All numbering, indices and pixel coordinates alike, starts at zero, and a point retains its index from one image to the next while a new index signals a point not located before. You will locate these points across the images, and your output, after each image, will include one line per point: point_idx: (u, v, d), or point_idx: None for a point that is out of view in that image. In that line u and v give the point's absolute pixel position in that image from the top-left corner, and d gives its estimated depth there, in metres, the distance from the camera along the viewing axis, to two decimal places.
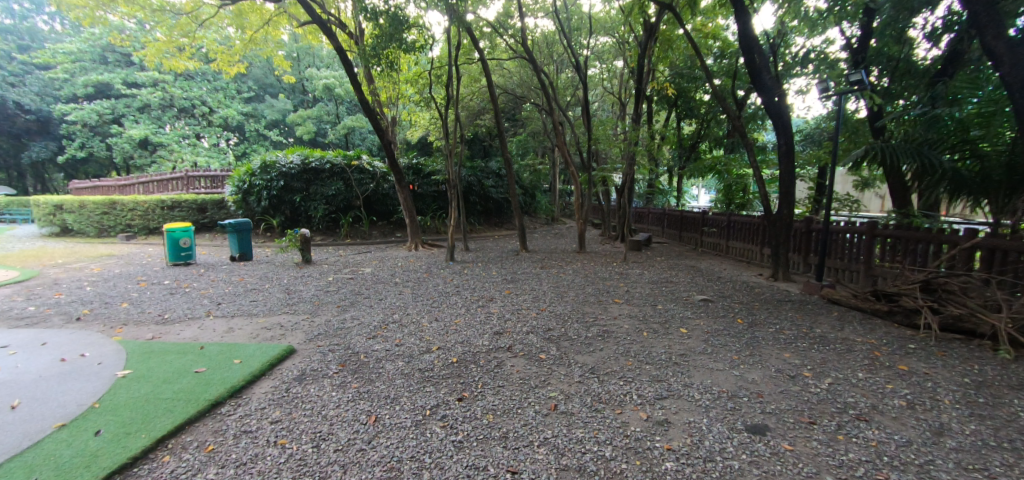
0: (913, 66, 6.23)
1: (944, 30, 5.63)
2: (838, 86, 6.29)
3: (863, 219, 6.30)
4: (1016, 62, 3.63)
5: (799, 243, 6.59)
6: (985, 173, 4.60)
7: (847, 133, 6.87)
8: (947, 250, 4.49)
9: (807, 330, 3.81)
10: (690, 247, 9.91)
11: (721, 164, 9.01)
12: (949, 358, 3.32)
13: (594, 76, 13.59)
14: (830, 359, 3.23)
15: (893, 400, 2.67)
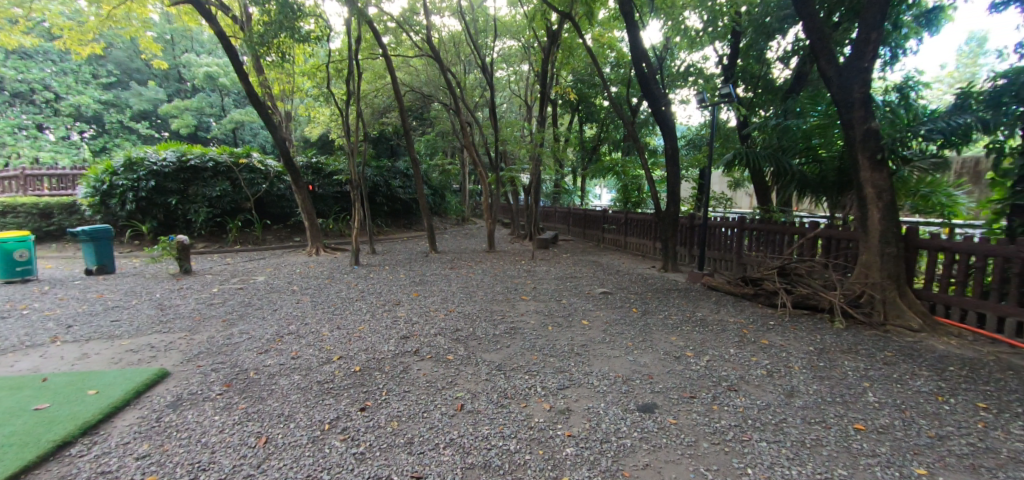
0: (771, 84, 7.22)
1: (794, 54, 6.62)
2: (713, 98, 7.11)
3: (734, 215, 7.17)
4: (841, 83, 4.38)
5: (684, 237, 7.33)
6: (822, 175, 5.48)
7: (721, 139, 7.78)
8: (797, 240, 5.28)
9: (691, 315, 4.25)
10: (594, 243, 10.52)
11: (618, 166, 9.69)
12: (798, 331, 3.92)
13: (501, 78, 13.81)
14: (708, 339, 3.62)
15: (756, 370, 3.07)
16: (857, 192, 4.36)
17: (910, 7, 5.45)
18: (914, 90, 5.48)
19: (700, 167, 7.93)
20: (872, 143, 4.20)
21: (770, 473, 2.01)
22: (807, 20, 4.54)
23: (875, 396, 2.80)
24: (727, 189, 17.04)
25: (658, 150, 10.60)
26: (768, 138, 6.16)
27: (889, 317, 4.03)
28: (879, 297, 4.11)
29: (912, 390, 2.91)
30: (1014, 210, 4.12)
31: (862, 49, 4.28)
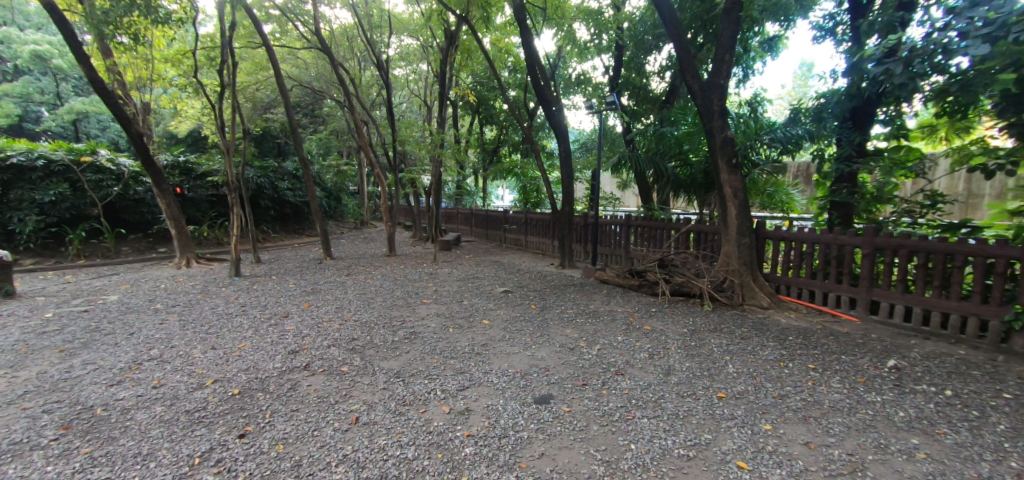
0: (649, 94, 7.95)
1: (667, 69, 7.39)
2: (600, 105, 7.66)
3: (622, 213, 7.82)
4: (703, 95, 5.00)
5: (579, 235, 7.79)
6: (692, 176, 6.19)
7: (609, 143, 8.42)
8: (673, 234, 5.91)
9: (584, 307, 4.53)
10: (496, 243, 10.72)
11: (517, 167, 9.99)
12: (675, 315, 4.40)
13: (399, 76, 13.42)
14: (599, 329, 3.90)
15: (640, 354, 3.39)
16: (719, 191, 5.01)
17: (755, 34, 6.39)
18: (760, 105, 6.44)
19: (592, 169, 8.50)
20: (729, 148, 4.85)
21: (650, 446, 2.29)
22: (676, 38, 5.11)
23: (734, 368, 3.27)
24: (616, 189, 18.50)
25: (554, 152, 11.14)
26: (648, 143, 6.79)
27: (745, 298, 4.71)
28: (738, 282, 4.77)
29: (761, 359, 3.44)
30: (834, 205, 5.09)
31: (719, 68, 4.93)
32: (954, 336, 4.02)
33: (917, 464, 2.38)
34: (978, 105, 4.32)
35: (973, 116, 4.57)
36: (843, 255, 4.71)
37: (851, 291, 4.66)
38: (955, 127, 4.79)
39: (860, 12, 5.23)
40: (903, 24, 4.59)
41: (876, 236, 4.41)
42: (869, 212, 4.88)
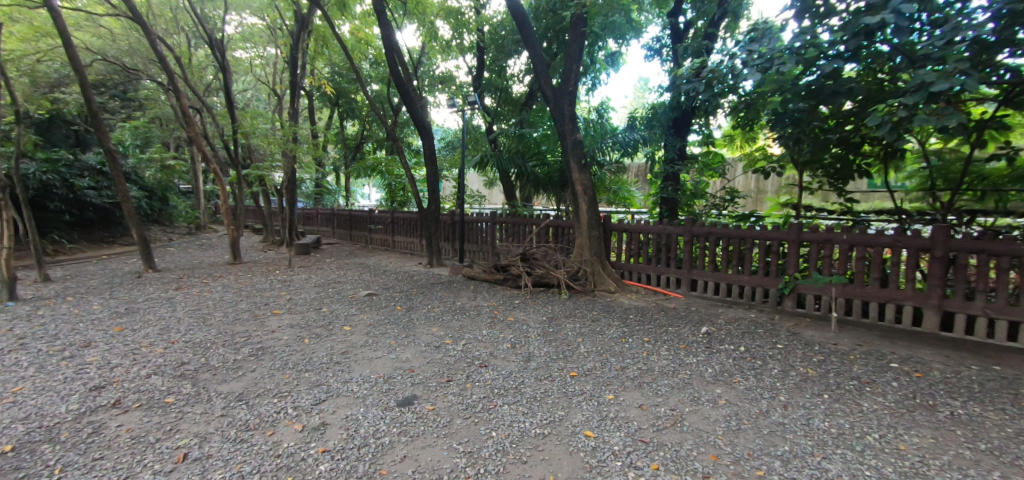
0: (510, 96, 8.21)
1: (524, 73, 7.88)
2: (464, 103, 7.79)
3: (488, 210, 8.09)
4: (556, 100, 5.45)
5: (447, 233, 7.86)
6: (549, 175, 6.70)
7: (472, 141, 8.53)
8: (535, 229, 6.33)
9: (451, 304, 4.61)
10: (362, 245, 10.23)
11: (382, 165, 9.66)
12: (536, 304, 4.74)
13: (240, 59, 11.86)
14: (465, 324, 4.00)
15: (503, 344, 3.59)
16: (572, 188, 5.51)
17: (599, 48, 7.16)
18: (606, 112, 7.23)
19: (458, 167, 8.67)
20: (578, 150, 5.37)
21: (509, 430, 2.45)
22: (530, 46, 5.49)
23: (585, 348, 3.66)
24: (482, 187, 19.08)
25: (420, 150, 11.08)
26: (510, 143, 7.11)
27: (596, 285, 5.27)
28: (590, 271, 5.32)
29: (606, 338, 3.91)
30: (665, 202, 5.89)
31: (568, 77, 5.44)
32: (747, 303, 5.07)
33: (718, 409, 2.97)
34: (758, 120, 5.47)
35: (756, 129, 5.76)
36: (670, 242, 5.59)
37: (677, 273, 5.55)
38: (745, 137, 6.00)
39: (678, 38, 6.20)
40: (706, 51, 5.59)
41: (693, 225, 5.33)
42: (688, 206, 5.83)
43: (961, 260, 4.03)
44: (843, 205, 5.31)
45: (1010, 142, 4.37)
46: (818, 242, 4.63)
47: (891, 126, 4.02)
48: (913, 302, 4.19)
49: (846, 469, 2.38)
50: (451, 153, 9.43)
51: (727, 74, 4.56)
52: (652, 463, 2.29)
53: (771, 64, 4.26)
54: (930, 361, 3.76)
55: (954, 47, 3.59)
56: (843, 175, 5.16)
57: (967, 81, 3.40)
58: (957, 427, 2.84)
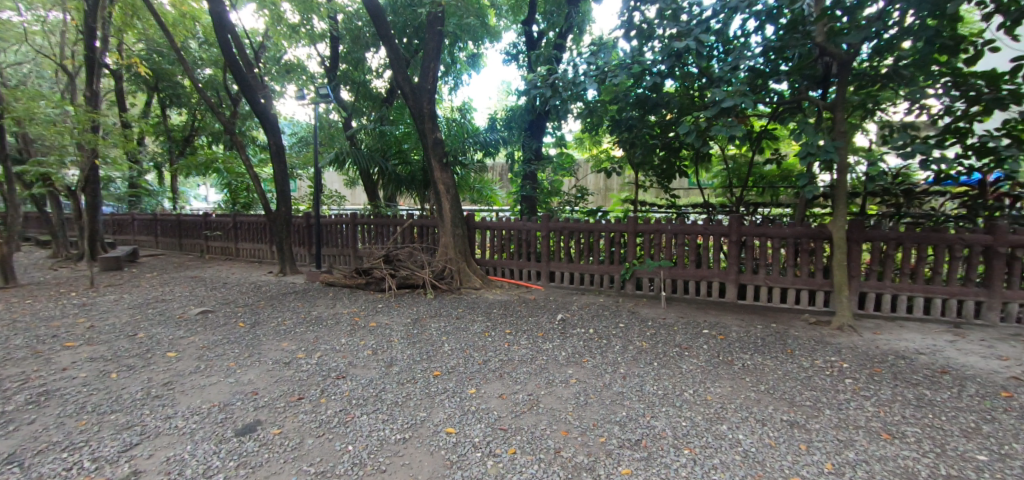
0: (369, 91, 7.99)
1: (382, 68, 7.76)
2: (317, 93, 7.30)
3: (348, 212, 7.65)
4: (415, 97, 5.50)
5: (301, 238, 7.47)
6: (412, 175, 6.78)
7: (326, 138, 7.86)
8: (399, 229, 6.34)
9: (304, 315, 4.35)
10: (195, 254, 8.93)
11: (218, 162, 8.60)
12: (401, 307, 4.72)
13: (6, 21, 9.27)
14: (321, 335, 3.83)
15: (364, 352, 3.54)
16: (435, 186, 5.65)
17: (459, 49, 7.29)
18: (468, 112, 7.38)
19: (310, 166, 8.36)
20: (439, 149, 5.47)
21: (367, 441, 2.39)
22: (387, 42, 5.45)
23: (448, 346, 3.78)
24: (343, 187, 18.20)
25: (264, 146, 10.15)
26: (371, 142, 6.84)
27: (462, 282, 5.45)
28: (456, 269, 5.49)
29: (470, 334, 4.08)
30: (526, 199, 6.30)
31: (426, 75, 5.51)
32: (597, 289, 5.69)
33: (569, 388, 3.29)
34: (602, 127, 6.16)
35: (601, 135, 6.45)
36: (530, 237, 5.97)
37: (537, 266, 5.97)
38: (591, 140, 6.67)
39: (532, 45, 6.63)
40: (555, 61, 6.08)
41: (549, 221, 5.79)
42: (546, 203, 6.28)
43: (748, 242, 5.09)
44: (669, 201, 6.22)
45: (777, 150, 5.59)
46: (650, 233, 5.41)
47: (697, 134, 4.86)
48: (719, 278, 5.15)
49: (667, 423, 2.85)
50: (304, 150, 8.67)
51: (572, 83, 5.02)
52: (509, 448, 2.45)
53: (606, 76, 4.82)
54: (731, 325, 4.66)
55: (736, 73, 4.50)
56: (667, 174, 6.05)
57: (745, 100, 4.28)
58: (745, 376, 3.61)
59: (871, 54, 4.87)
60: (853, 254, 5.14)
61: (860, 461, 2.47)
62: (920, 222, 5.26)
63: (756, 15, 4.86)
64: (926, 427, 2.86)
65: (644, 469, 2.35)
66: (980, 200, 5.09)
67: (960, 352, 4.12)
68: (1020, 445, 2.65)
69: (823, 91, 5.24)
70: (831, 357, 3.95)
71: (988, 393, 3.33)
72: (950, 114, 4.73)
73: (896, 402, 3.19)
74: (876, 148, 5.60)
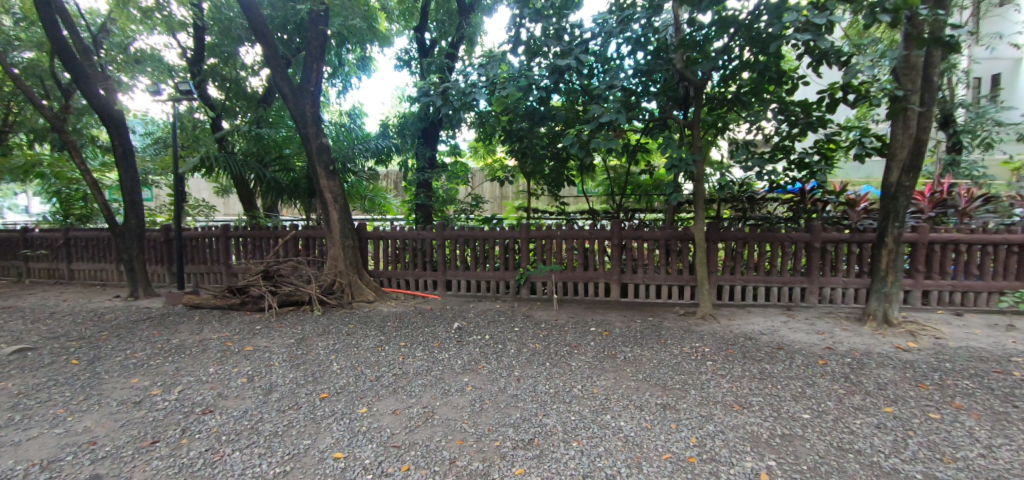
0: (242, 90, 7.31)
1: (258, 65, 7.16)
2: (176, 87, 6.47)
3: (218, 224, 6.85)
4: (296, 100, 5.21)
5: (158, 254, 6.65)
6: (295, 183, 6.37)
7: (189, 139, 7.02)
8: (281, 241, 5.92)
9: (160, 346, 3.88)
10: (9, 279, 7.32)
11: (41, 166, 7.18)
12: (282, 328, 4.40)
13: None
14: (182, 366, 3.47)
15: (236, 381, 3.25)
16: (320, 195, 5.39)
17: (347, 51, 7.00)
18: (358, 118, 7.15)
19: (169, 171, 7.42)
20: (325, 156, 5.29)
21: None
22: (262, 39, 5.05)
23: (337, 365, 3.62)
24: (213, 196, 16.59)
25: (107, 147, 8.72)
26: (246, 146, 6.25)
27: (353, 296, 5.26)
28: (346, 282, 5.29)
29: (361, 350, 3.95)
30: (420, 208, 6.32)
31: (308, 75, 5.28)
32: (493, 295, 5.84)
33: (465, 395, 3.34)
34: (494, 137, 6.37)
35: (494, 144, 6.66)
36: (426, 246, 5.94)
37: (433, 275, 5.96)
38: (485, 149, 6.83)
39: (424, 53, 6.61)
40: (448, 69, 6.12)
41: (444, 230, 5.82)
42: (441, 211, 6.30)
43: (628, 245, 5.59)
44: (559, 208, 6.63)
45: (650, 162, 6.24)
46: (541, 239, 5.70)
47: (580, 145, 5.23)
48: (603, 279, 5.61)
49: (557, 420, 3.03)
50: (161, 153, 7.54)
51: (464, 93, 5.08)
52: (402, 465, 2.41)
53: (496, 87, 4.99)
54: (614, 321, 5.10)
55: (612, 91, 4.93)
56: (556, 183, 6.41)
57: (619, 116, 4.71)
58: (626, 367, 3.98)
59: (719, 82, 5.63)
60: (712, 252, 5.96)
61: (717, 432, 2.88)
62: (760, 224, 6.27)
63: (628, 41, 5.38)
64: (766, 396, 3.42)
65: (536, 467, 2.47)
66: (802, 204, 6.22)
67: (790, 330, 4.99)
68: (831, 403, 3.31)
69: (684, 112, 5.97)
70: (696, 343, 4.52)
71: (810, 362, 4.09)
72: (778, 135, 5.70)
73: (743, 377, 3.77)
74: (726, 162, 6.54)
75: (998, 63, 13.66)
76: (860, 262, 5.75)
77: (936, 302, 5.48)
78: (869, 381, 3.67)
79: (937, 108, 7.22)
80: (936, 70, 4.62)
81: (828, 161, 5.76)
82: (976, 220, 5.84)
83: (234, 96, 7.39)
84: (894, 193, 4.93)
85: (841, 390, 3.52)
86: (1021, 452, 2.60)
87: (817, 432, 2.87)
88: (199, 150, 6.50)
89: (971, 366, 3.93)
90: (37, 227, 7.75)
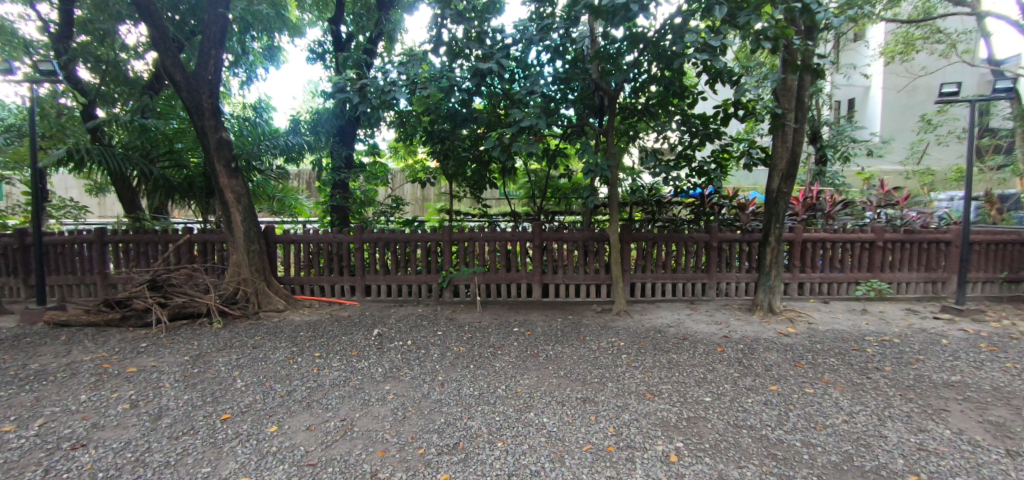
0: (122, 74, 6.42)
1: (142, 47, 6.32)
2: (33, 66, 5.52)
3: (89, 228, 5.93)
4: (190, 89, 4.69)
5: (9, 264, 5.62)
6: (189, 181, 5.74)
7: (51, 129, 6.02)
8: (172, 246, 5.30)
9: (12, 372, 3.29)
10: None
11: None
12: (174, 344, 3.94)
13: None
14: (44, 395, 2.96)
15: (117, 407, 2.85)
16: (220, 196, 4.91)
17: (252, 38, 6.45)
18: (265, 112, 6.61)
19: (26, 166, 6.31)
20: (225, 152, 4.83)
21: None
22: (146, 18, 4.48)
23: (242, 382, 3.33)
24: (83, 196, 14.51)
25: None
26: (126, 138, 5.48)
27: (260, 306, 4.86)
28: (251, 291, 4.87)
29: (269, 364, 3.67)
30: (336, 209, 5.99)
31: (205, 63, 4.78)
32: (416, 299, 5.73)
33: (386, 404, 3.23)
34: (415, 137, 6.23)
35: (415, 145, 6.51)
36: (343, 250, 5.66)
37: (351, 280, 5.69)
38: (405, 149, 6.67)
39: (340, 46, 6.29)
40: (366, 65, 5.89)
41: (362, 232, 5.59)
42: (359, 213, 6.04)
43: (549, 246, 5.78)
44: (481, 209, 6.68)
45: (569, 166, 6.48)
46: (465, 241, 5.69)
47: (502, 149, 5.29)
48: (526, 280, 5.75)
49: (483, 421, 3.06)
50: (14, 143, 6.39)
51: (383, 90, 4.91)
52: None
53: (417, 87, 4.89)
54: (537, 321, 5.24)
55: (532, 96, 5.06)
56: (479, 185, 6.42)
57: (539, 121, 4.84)
58: (548, 365, 4.11)
59: (630, 93, 6.01)
60: (625, 252, 6.35)
61: (632, 420, 3.09)
62: (667, 225, 6.80)
63: (547, 49, 5.55)
64: (674, 383, 3.73)
65: (461, 470, 2.47)
66: (701, 208, 6.84)
67: (694, 322, 5.50)
68: (727, 385, 3.70)
69: (600, 119, 6.21)
70: (613, 338, 4.80)
71: (710, 350, 4.54)
72: (682, 144, 6.22)
73: (653, 367, 4.08)
74: (637, 168, 7.01)
75: (853, 89, 16.19)
76: (749, 260, 6.48)
77: (808, 292, 6.35)
78: (758, 364, 4.15)
79: (808, 126, 8.34)
80: (806, 93, 5.34)
81: (723, 169, 6.41)
82: (837, 222, 6.86)
83: (111, 80, 6.44)
84: (776, 199, 5.63)
85: (735, 373, 3.95)
86: (871, 416, 3.12)
87: (716, 413, 3.20)
88: (65, 141, 5.58)
89: (836, 346, 4.62)
90: None
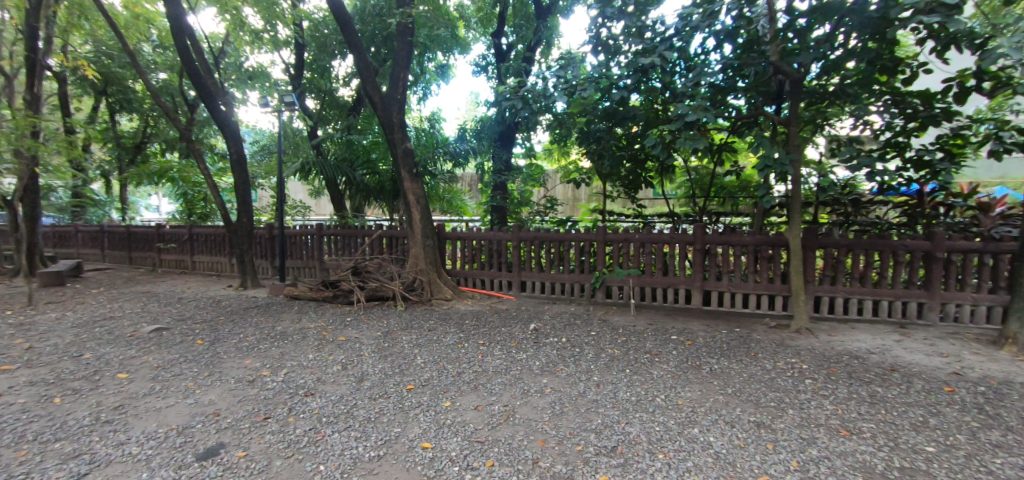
0: (335, 100, 7.94)
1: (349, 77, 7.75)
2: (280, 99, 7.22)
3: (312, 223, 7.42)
4: (385, 107, 5.51)
5: (263, 250, 7.35)
6: (381, 184, 6.74)
7: (289, 146, 7.73)
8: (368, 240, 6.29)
9: (266, 331, 4.28)
10: (147, 267, 9.31)
11: (173, 172, 9.24)
12: (370, 320, 4.67)
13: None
14: (287, 351, 3.78)
15: (333, 367, 3.47)
16: (403, 197, 5.65)
17: (429, 59, 7.34)
18: (437, 123, 7.46)
19: (274, 175, 8.22)
20: (409, 160, 5.55)
21: (340, 461, 2.28)
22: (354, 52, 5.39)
23: (421, 359, 3.75)
24: (307, 197, 18.40)
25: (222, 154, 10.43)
26: (339, 152, 6.74)
27: (432, 294, 5.45)
28: (426, 280, 5.49)
29: (443, 346, 4.06)
30: (496, 209, 6.40)
31: (395, 84, 5.57)
32: (569, 298, 5.77)
33: (545, 397, 3.29)
34: (570, 137, 6.31)
35: (570, 146, 6.62)
36: (501, 247, 6.01)
37: (508, 276, 6.00)
38: (560, 151, 6.84)
39: (501, 57, 6.75)
40: (524, 73, 6.20)
41: (519, 231, 5.86)
42: (515, 213, 6.36)
43: (713, 250, 5.26)
44: (636, 210, 6.41)
45: (737, 162, 5.84)
46: (619, 242, 5.55)
47: (662, 145, 5.00)
48: (685, 285, 5.33)
49: (642, 428, 2.89)
50: (266, 159, 8.40)
51: (541, 95, 5.08)
52: (486, 461, 2.40)
53: (575, 89, 4.93)
54: (697, 330, 4.81)
55: (698, 88, 4.67)
56: (634, 185, 6.20)
57: (707, 114, 4.42)
58: (713, 379, 3.72)
59: (819, 74, 5.10)
60: (809, 260, 5.43)
61: (824, 457, 2.58)
62: (868, 229, 5.62)
63: (715, 34, 5.07)
64: (880, 422, 3.02)
65: (622, 475, 2.36)
66: (919, 208, 5.46)
67: (906, 350, 4.41)
68: (963, 436, 2.85)
69: (778, 107, 5.44)
70: (792, 358, 4.13)
71: (933, 388, 3.57)
72: (892, 130, 5.07)
73: (852, 399, 3.37)
74: (827, 160, 5.94)
75: None
76: (996, 276, 4.95)
77: None
78: (1014, 415, 3.11)
79: None
80: None
81: (955, 159, 5.03)
82: None
83: (327, 106, 8.01)
84: None
85: (975, 423, 3.01)
86: None
87: (949, 468, 2.48)
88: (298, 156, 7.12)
89: None
90: (167, 224, 9.76)
